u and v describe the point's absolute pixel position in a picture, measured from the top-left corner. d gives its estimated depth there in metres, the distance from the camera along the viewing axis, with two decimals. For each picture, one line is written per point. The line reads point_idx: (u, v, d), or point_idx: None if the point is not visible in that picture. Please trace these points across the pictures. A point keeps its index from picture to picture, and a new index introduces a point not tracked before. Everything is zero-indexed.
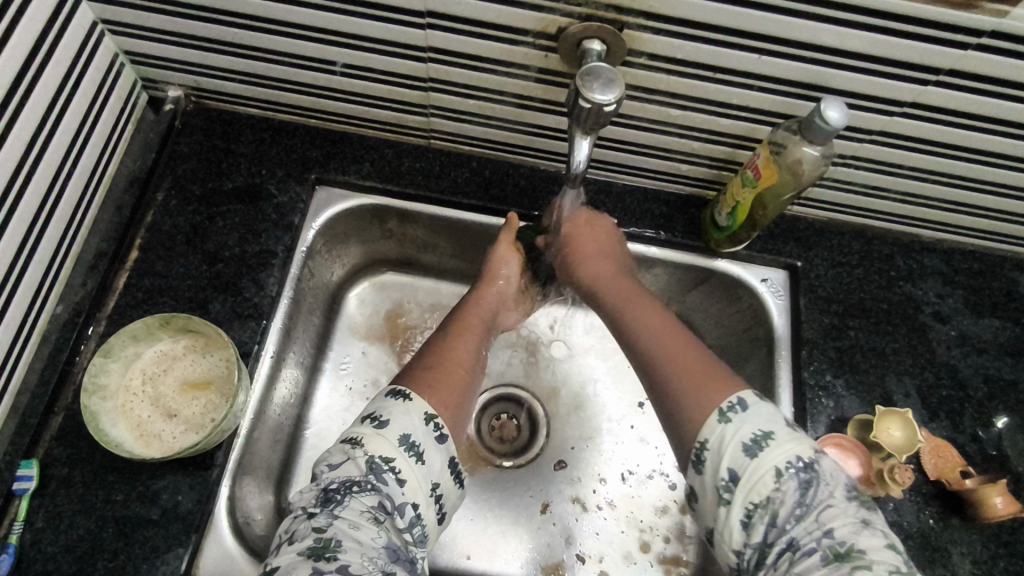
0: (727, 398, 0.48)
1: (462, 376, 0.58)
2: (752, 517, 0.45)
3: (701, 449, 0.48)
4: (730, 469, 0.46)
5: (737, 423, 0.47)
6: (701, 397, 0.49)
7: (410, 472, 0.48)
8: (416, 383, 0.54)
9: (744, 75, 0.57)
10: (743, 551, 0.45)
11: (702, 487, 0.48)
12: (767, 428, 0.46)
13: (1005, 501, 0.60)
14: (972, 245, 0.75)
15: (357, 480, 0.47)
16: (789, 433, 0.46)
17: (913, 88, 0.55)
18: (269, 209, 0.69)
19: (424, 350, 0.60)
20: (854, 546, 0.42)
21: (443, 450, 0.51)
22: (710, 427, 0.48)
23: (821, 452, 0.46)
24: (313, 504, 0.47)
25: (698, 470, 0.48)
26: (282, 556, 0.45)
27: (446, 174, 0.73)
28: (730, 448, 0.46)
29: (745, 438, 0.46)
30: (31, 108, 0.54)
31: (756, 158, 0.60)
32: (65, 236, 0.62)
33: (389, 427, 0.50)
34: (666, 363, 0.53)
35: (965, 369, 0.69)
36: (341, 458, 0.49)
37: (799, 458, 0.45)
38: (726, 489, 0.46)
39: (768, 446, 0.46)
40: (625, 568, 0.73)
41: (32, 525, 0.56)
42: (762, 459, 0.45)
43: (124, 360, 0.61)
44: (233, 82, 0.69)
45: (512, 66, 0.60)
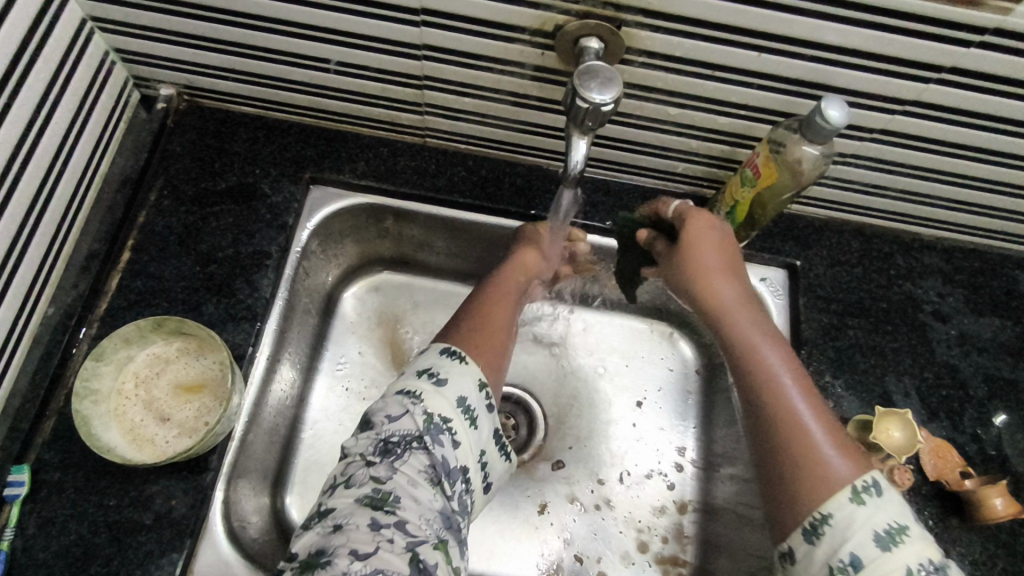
0: (862, 477, 0.47)
1: (499, 348, 0.58)
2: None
3: (819, 521, 0.46)
4: (853, 553, 0.44)
5: (872, 508, 0.46)
6: (831, 468, 0.48)
7: (464, 435, 0.50)
8: (463, 344, 0.56)
9: (744, 73, 0.56)
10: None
11: (809, 558, 0.46)
12: (902, 521, 0.45)
13: (1005, 502, 0.60)
14: (972, 243, 0.74)
15: (415, 436, 0.48)
16: (922, 533, 0.45)
17: (916, 86, 0.55)
18: (263, 209, 0.68)
19: (464, 315, 0.60)
20: None
21: (492, 417, 0.53)
22: (838, 503, 0.46)
23: (948, 560, 0.45)
24: (372, 453, 0.48)
25: (808, 539, 0.47)
26: (339, 498, 0.47)
27: (442, 173, 0.72)
28: (859, 534, 0.45)
29: (877, 526, 0.45)
30: (19, 106, 0.53)
31: (756, 158, 0.60)
32: (56, 237, 0.62)
33: (447, 386, 0.51)
34: (799, 416, 0.51)
35: (965, 368, 0.68)
36: (399, 410, 0.49)
37: (930, 561, 0.44)
38: (841, 570, 0.44)
39: (901, 541, 0.44)
40: (623, 569, 0.72)
41: (23, 531, 0.56)
42: (892, 554, 0.44)
43: (116, 363, 0.60)
44: (226, 80, 0.68)
45: (508, 63, 0.59)
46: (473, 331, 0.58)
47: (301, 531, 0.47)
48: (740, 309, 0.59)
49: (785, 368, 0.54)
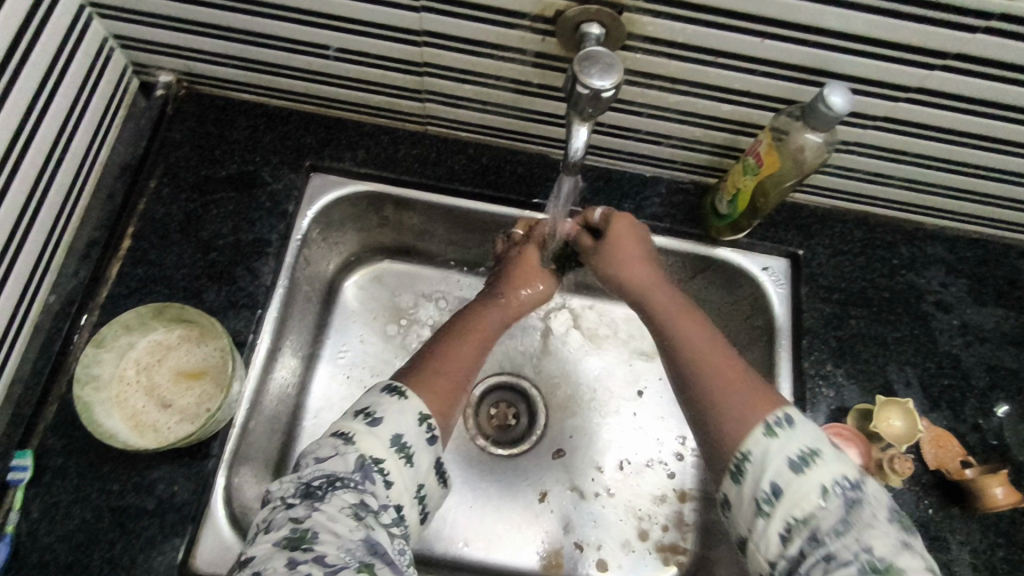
0: (774, 414, 0.49)
1: (458, 390, 0.58)
2: (790, 531, 0.45)
3: (742, 460, 0.49)
4: (772, 482, 0.46)
5: (783, 439, 0.48)
6: (748, 412, 0.50)
7: (398, 475, 0.49)
8: (417, 386, 0.56)
9: (747, 59, 0.55)
10: (777, 564, 0.45)
11: (739, 497, 0.48)
12: (814, 446, 0.47)
13: (1006, 491, 0.60)
14: (976, 233, 0.74)
15: (342, 475, 0.47)
16: (835, 454, 0.47)
17: (920, 73, 0.54)
18: (263, 196, 0.68)
19: (428, 351, 0.60)
20: (894, 563, 0.42)
21: (432, 451, 0.52)
22: (755, 439, 0.49)
23: (865, 476, 0.47)
24: (292, 496, 0.46)
25: (736, 482, 0.49)
26: (258, 546, 0.44)
27: (442, 160, 0.72)
28: (776, 463, 0.47)
29: (791, 453, 0.47)
30: (19, 92, 0.53)
31: (758, 145, 0.59)
32: (57, 224, 0.62)
33: (382, 425, 0.50)
34: (713, 377, 0.54)
35: (967, 358, 0.68)
36: (329, 452, 0.48)
37: (845, 478, 0.46)
38: (766, 502, 0.46)
39: (815, 463, 0.46)
40: (624, 556, 0.73)
41: (27, 515, 0.56)
42: (808, 475, 0.46)
43: (118, 350, 0.60)
44: (225, 67, 0.68)
45: (509, 50, 0.59)
46: (434, 372, 0.58)
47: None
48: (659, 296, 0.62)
49: (701, 336, 0.58)
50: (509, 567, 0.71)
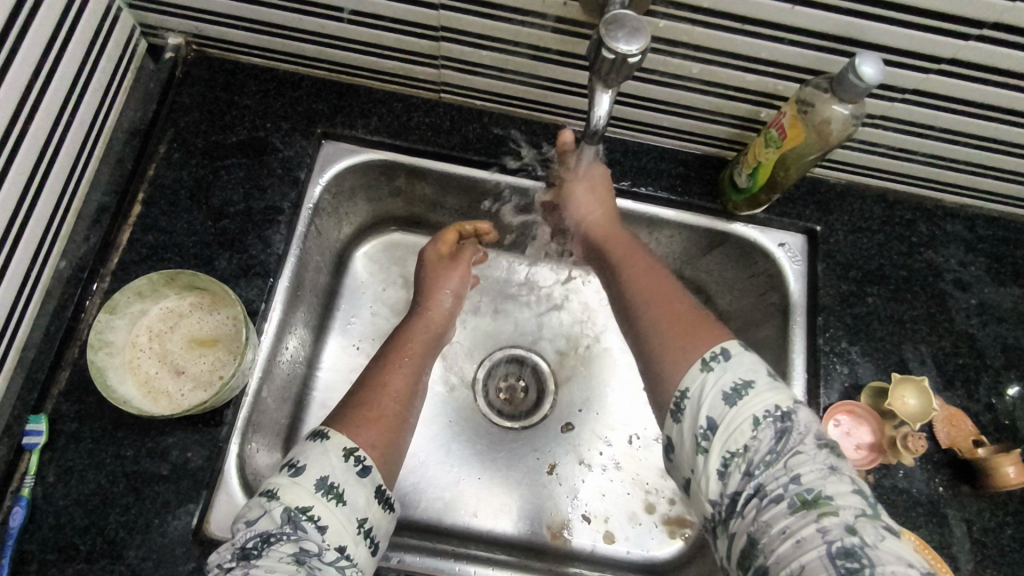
0: (711, 348, 0.51)
1: (394, 415, 0.58)
2: (727, 466, 0.46)
3: (681, 397, 0.50)
4: (708, 417, 0.48)
5: (719, 371, 0.49)
6: (686, 347, 0.52)
7: (331, 517, 0.48)
8: (344, 426, 0.55)
9: (775, 27, 0.54)
10: (719, 500, 0.47)
11: (680, 437, 0.49)
12: (748, 377, 0.48)
13: (1017, 470, 0.60)
14: (996, 211, 0.72)
15: (273, 532, 0.46)
16: (769, 383, 0.48)
17: (955, 44, 0.53)
18: (275, 163, 0.67)
19: (355, 387, 0.60)
20: (821, 493, 0.43)
21: (365, 483, 0.51)
22: (692, 375, 0.50)
23: (799, 404, 0.48)
24: (229, 560, 0.46)
25: (677, 420, 0.50)
26: None
27: (456, 129, 0.71)
28: (710, 396, 0.48)
29: (725, 386, 0.48)
30: (28, 48, 0.51)
31: (782, 117, 0.58)
32: (66, 188, 0.61)
33: (306, 473, 0.49)
34: (659, 322, 0.56)
35: (983, 338, 0.68)
36: (256, 512, 0.47)
37: (775, 407, 0.47)
38: (703, 438, 0.48)
39: (747, 394, 0.47)
40: (630, 529, 0.73)
41: (43, 479, 0.56)
42: (740, 407, 0.47)
43: (130, 317, 0.60)
44: (235, 29, 0.66)
45: (529, 14, 0.57)
46: (362, 407, 0.58)
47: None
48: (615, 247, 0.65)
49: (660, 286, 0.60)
50: (516, 537, 0.72)
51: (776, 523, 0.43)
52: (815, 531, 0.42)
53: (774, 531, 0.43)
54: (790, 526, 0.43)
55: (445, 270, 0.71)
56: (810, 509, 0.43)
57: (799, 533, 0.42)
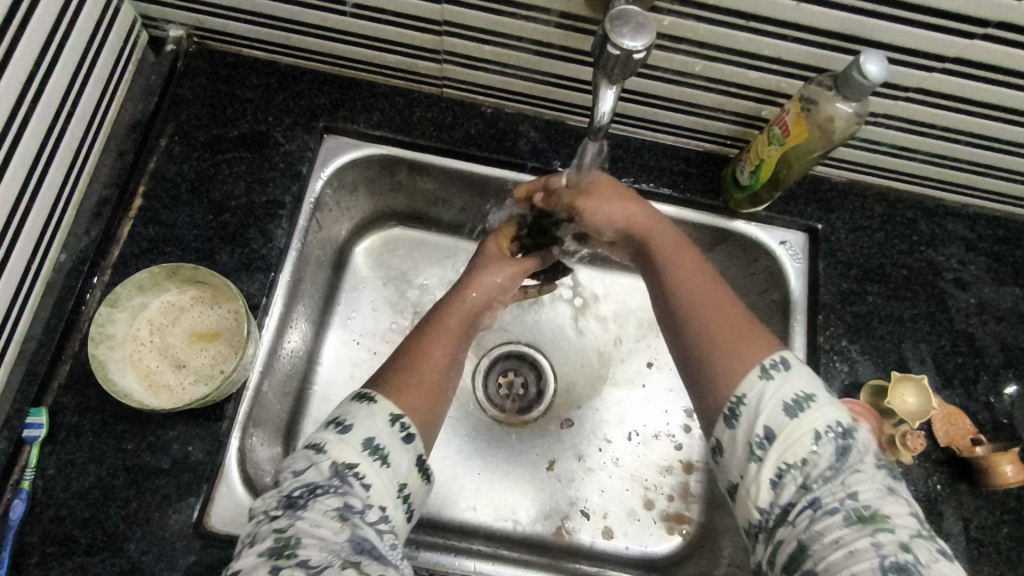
0: (769, 356, 0.50)
1: (436, 386, 0.56)
2: (782, 476, 0.46)
3: (736, 404, 0.49)
4: (766, 427, 0.47)
5: (778, 381, 0.48)
6: (744, 354, 0.50)
7: (375, 476, 0.48)
8: (387, 389, 0.53)
9: (779, 24, 0.54)
10: (769, 509, 0.46)
11: (732, 442, 0.48)
12: (808, 391, 0.48)
13: (1015, 468, 0.60)
14: (997, 211, 0.72)
15: (321, 483, 0.46)
16: (828, 399, 0.48)
17: (958, 42, 0.53)
18: (276, 157, 0.67)
19: (398, 352, 0.58)
20: (878, 510, 0.44)
21: (410, 449, 0.50)
22: (751, 382, 0.49)
23: (857, 423, 0.48)
24: (275, 507, 0.46)
25: (730, 425, 0.49)
26: (242, 559, 0.43)
27: (458, 125, 0.70)
28: (770, 406, 0.47)
29: (786, 398, 0.47)
30: (30, 38, 0.51)
31: (786, 115, 0.58)
32: (68, 180, 0.60)
33: (352, 432, 0.49)
34: (708, 324, 0.53)
35: (982, 337, 0.68)
36: (304, 464, 0.47)
37: (838, 424, 0.47)
38: (760, 446, 0.47)
39: (809, 408, 0.47)
40: (629, 525, 0.73)
41: (43, 472, 0.56)
42: (801, 420, 0.47)
43: (131, 310, 0.60)
44: (237, 22, 0.66)
45: (533, 9, 0.57)
46: (405, 371, 0.55)
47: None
48: (661, 240, 0.60)
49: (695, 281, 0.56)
50: (516, 532, 0.72)
51: (829, 533, 0.43)
52: (869, 544, 0.42)
53: (826, 540, 0.43)
54: (844, 537, 0.43)
55: (502, 263, 0.67)
56: (866, 523, 0.43)
57: (852, 544, 0.42)
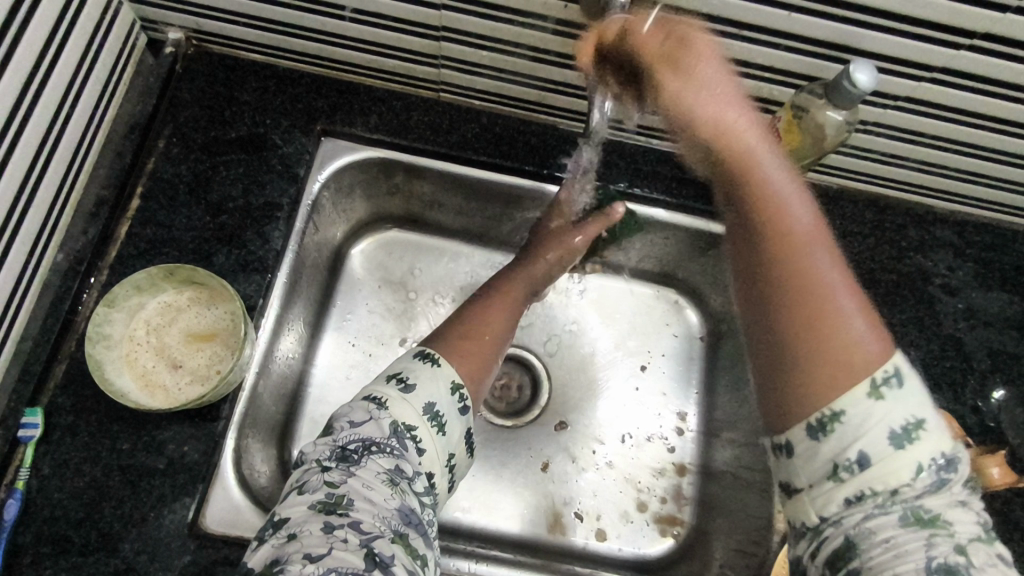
0: (883, 367, 0.39)
1: (489, 356, 0.60)
2: (862, 498, 0.39)
3: (830, 417, 0.39)
4: (861, 452, 0.38)
5: (889, 402, 0.39)
6: (852, 360, 0.39)
7: (430, 443, 0.50)
8: (443, 350, 0.57)
9: (770, 34, 0.55)
10: (828, 519, 0.40)
11: (810, 453, 0.40)
12: (919, 416, 0.39)
13: (1001, 471, 0.61)
14: (985, 218, 0.74)
15: (378, 441, 0.48)
16: (937, 425, 0.39)
17: (946, 52, 0.54)
18: (273, 159, 0.67)
19: (458, 316, 0.63)
20: (942, 516, 0.38)
21: (463, 421, 0.53)
22: (854, 399, 0.39)
23: (961, 449, 0.40)
24: (329, 458, 0.47)
25: (814, 437, 0.40)
26: (292, 507, 0.45)
27: (455, 129, 0.71)
28: (873, 431, 0.38)
29: (894, 424, 0.38)
30: (30, 38, 0.52)
31: (777, 122, 0.59)
32: (66, 180, 0.61)
33: (415, 392, 0.51)
34: (808, 289, 0.41)
35: (970, 342, 0.69)
36: (363, 417, 0.49)
37: (943, 455, 0.39)
38: (845, 469, 0.39)
39: (917, 438, 0.38)
40: (622, 527, 0.74)
41: (38, 471, 0.56)
42: (904, 453, 0.38)
43: (127, 310, 0.60)
44: (237, 25, 0.66)
45: (530, 16, 0.58)
46: (464, 337, 0.60)
47: (254, 546, 0.43)
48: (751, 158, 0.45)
49: (799, 216, 0.42)
50: (510, 533, 0.72)
51: (879, 532, 0.38)
52: (920, 547, 0.37)
53: (877, 540, 0.38)
54: (897, 540, 0.38)
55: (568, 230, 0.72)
56: (924, 527, 0.38)
57: (903, 547, 0.38)
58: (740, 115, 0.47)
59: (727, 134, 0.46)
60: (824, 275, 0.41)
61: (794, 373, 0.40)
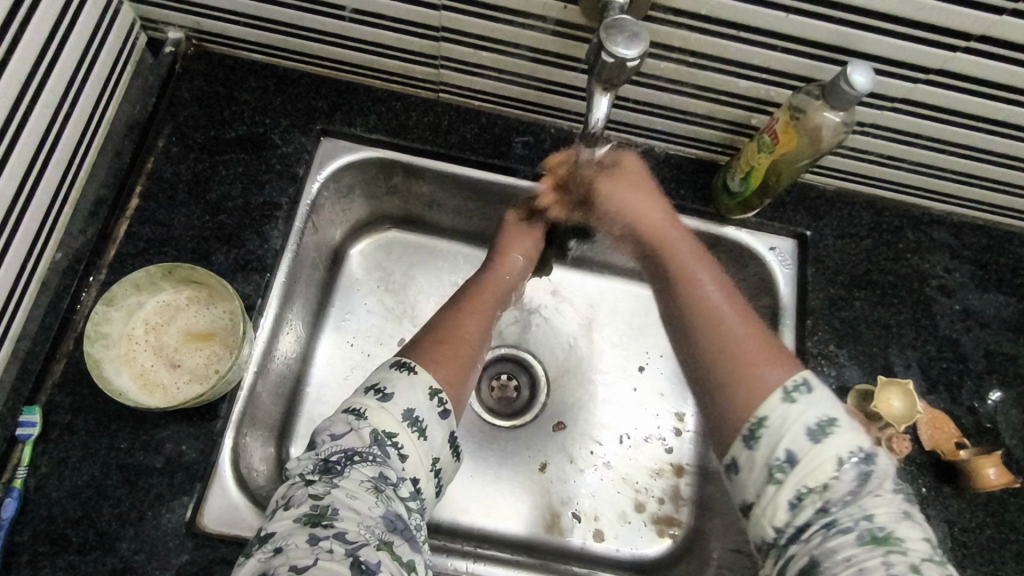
0: (790, 377, 0.47)
1: (468, 361, 0.58)
2: (802, 499, 0.44)
3: (757, 426, 0.46)
4: (788, 450, 0.45)
5: (801, 405, 0.46)
6: (764, 374, 0.48)
7: (412, 448, 0.49)
8: (420, 358, 0.55)
9: (769, 35, 0.55)
10: (784, 530, 0.44)
11: (749, 462, 0.46)
12: (832, 414, 0.45)
13: (999, 472, 0.62)
14: (981, 219, 0.74)
15: (359, 450, 0.47)
16: (851, 422, 0.45)
17: (943, 55, 0.54)
18: (273, 159, 0.67)
19: (434, 323, 0.61)
20: (892, 531, 0.42)
21: (444, 425, 0.52)
22: (772, 405, 0.46)
23: (880, 448, 0.46)
24: (312, 471, 0.47)
25: (749, 445, 0.46)
26: (277, 521, 0.45)
27: (454, 129, 0.71)
28: (793, 431, 0.45)
29: (809, 422, 0.45)
30: (31, 37, 0.52)
31: (774, 123, 0.59)
32: (65, 179, 0.61)
33: (393, 400, 0.50)
34: (726, 342, 0.51)
35: (967, 343, 0.69)
36: (343, 428, 0.49)
37: (860, 449, 0.44)
38: (779, 470, 0.45)
39: (832, 433, 0.45)
40: (620, 527, 0.74)
41: (36, 470, 0.56)
42: (825, 446, 0.44)
43: (126, 309, 0.60)
44: (237, 25, 0.66)
45: (529, 16, 0.58)
46: (441, 344, 0.57)
47: (241, 561, 0.44)
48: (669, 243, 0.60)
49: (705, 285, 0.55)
50: (507, 534, 0.72)
51: (841, 551, 0.42)
52: (880, 563, 0.41)
53: (838, 557, 0.42)
54: (855, 555, 0.42)
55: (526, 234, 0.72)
56: (878, 544, 0.42)
57: (863, 562, 0.41)
58: (671, 228, 0.61)
59: (651, 227, 0.62)
60: (731, 316, 0.53)
61: (724, 405, 0.48)
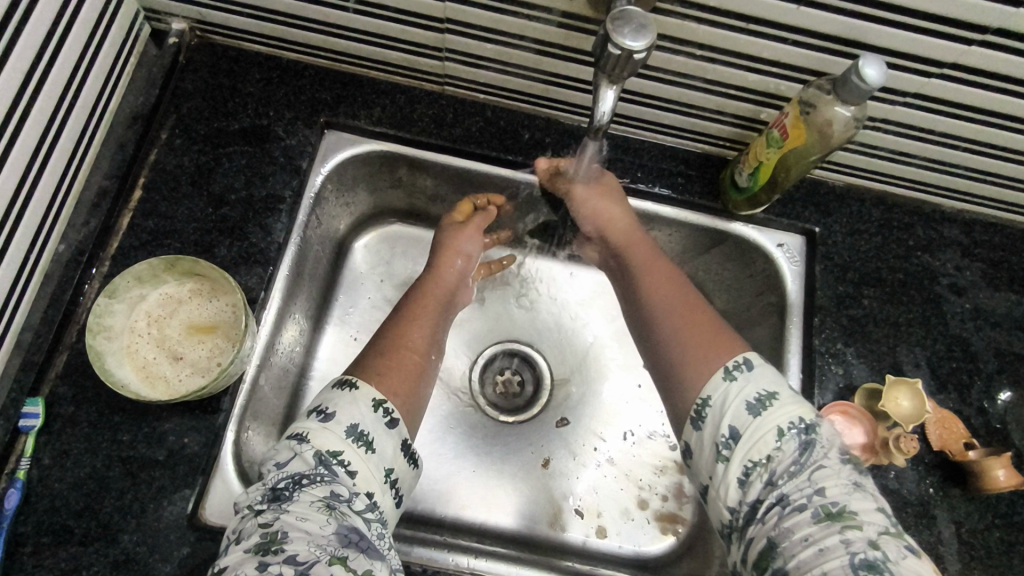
0: (734, 358, 0.52)
1: (413, 365, 0.60)
2: (749, 474, 0.47)
3: (703, 405, 0.51)
4: (731, 426, 0.49)
5: (741, 381, 0.50)
6: (710, 356, 0.53)
7: (361, 463, 0.50)
8: (365, 372, 0.57)
9: (779, 27, 0.54)
10: (738, 508, 0.48)
11: (701, 443, 0.50)
12: (772, 388, 0.50)
13: (1007, 473, 0.61)
14: (993, 217, 0.73)
15: (306, 473, 0.47)
16: (791, 396, 0.50)
17: (957, 49, 0.53)
18: (277, 151, 0.67)
19: (380, 336, 0.62)
20: (846, 506, 0.44)
21: (393, 435, 0.53)
22: (715, 384, 0.51)
23: (822, 419, 0.49)
24: (260, 501, 0.47)
25: (697, 427, 0.51)
26: (229, 556, 0.44)
27: (458, 122, 0.71)
28: (732, 406, 0.49)
29: (748, 396, 0.49)
30: (32, 27, 0.51)
31: (785, 117, 0.58)
32: (68, 171, 0.61)
33: (336, 419, 0.51)
34: (680, 331, 0.56)
35: (977, 343, 0.68)
36: (287, 455, 0.49)
37: (800, 420, 0.48)
38: (725, 446, 0.49)
39: (771, 405, 0.49)
40: (622, 524, 0.73)
41: (38, 461, 0.56)
42: (764, 418, 0.48)
43: (129, 301, 0.60)
44: (240, 16, 0.66)
45: (534, 8, 0.57)
46: (386, 357, 0.59)
47: None
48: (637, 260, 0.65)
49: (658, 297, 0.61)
50: (505, 530, 0.72)
51: (798, 530, 0.44)
52: (838, 542, 0.43)
53: (796, 537, 0.44)
54: (813, 535, 0.44)
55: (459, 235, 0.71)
56: (833, 520, 0.44)
57: (822, 542, 0.43)
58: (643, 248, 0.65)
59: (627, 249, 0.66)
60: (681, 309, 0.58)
61: (676, 385, 0.54)
